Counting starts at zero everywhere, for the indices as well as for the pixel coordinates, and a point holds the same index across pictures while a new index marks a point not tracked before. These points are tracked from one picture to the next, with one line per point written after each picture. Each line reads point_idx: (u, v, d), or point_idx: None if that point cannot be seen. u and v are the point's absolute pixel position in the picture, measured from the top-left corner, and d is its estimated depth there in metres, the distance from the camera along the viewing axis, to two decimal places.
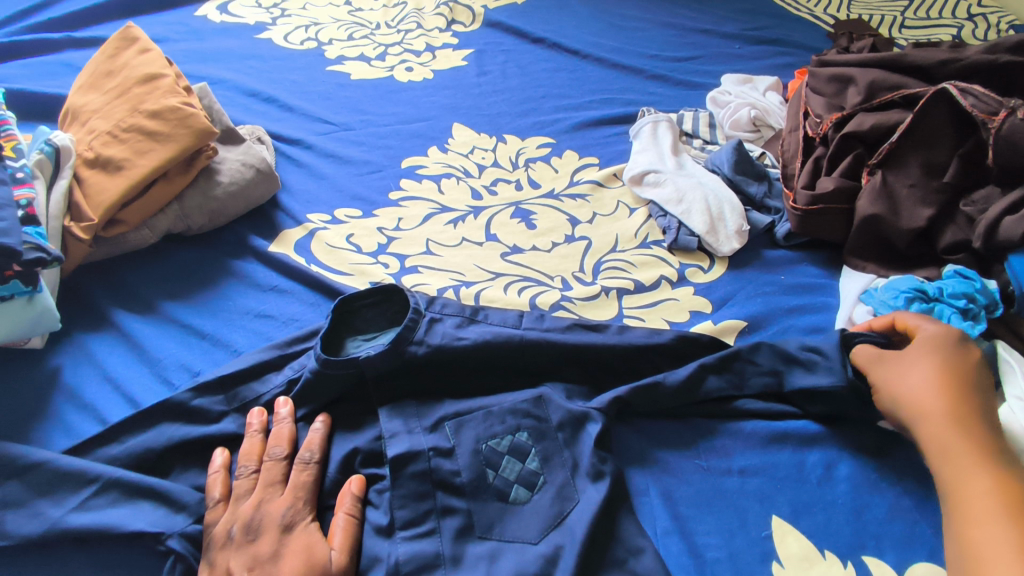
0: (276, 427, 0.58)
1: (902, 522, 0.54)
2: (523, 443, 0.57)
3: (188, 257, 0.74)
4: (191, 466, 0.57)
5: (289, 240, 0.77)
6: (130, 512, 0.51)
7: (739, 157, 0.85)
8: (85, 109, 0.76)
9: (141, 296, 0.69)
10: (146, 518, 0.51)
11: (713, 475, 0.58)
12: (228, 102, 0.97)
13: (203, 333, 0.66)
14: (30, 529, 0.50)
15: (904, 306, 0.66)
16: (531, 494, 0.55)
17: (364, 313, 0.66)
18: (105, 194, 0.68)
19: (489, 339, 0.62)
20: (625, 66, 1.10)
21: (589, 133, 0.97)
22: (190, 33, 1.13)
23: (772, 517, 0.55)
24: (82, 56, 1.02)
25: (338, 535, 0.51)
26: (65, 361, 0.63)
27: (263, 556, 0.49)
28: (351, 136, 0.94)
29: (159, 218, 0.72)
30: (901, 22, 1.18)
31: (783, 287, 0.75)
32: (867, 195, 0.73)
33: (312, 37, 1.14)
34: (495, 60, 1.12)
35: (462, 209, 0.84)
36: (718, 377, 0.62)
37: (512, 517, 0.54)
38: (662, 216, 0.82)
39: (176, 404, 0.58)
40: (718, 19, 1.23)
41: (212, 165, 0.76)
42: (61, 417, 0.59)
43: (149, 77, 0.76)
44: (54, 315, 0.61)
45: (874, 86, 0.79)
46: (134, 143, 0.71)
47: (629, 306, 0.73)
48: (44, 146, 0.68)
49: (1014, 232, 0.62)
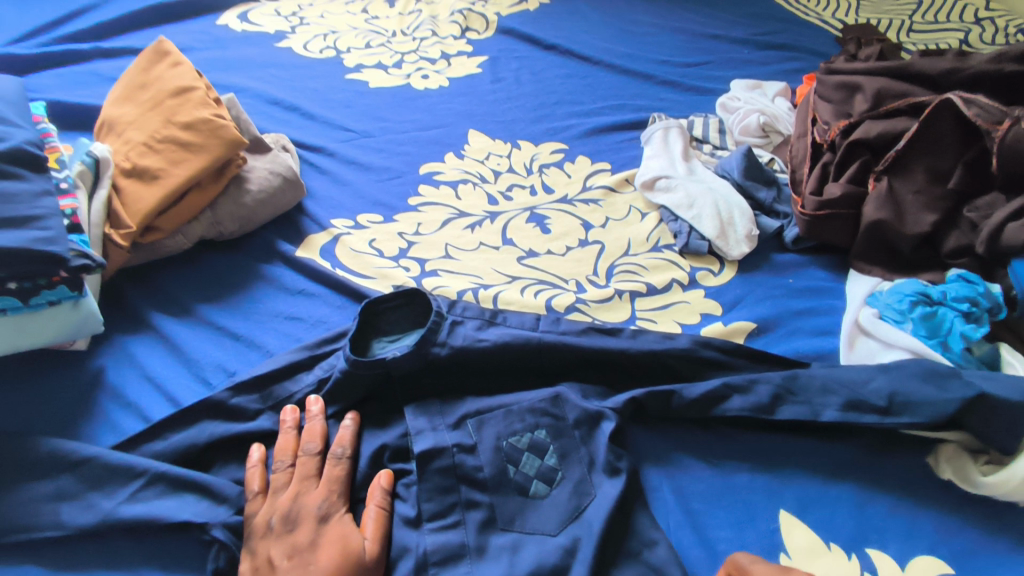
0: (308, 425, 0.61)
1: (904, 517, 0.57)
2: (543, 440, 0.60)
3: (221, 261, 0.77)
4: (229, 460, 0.60)
5: (315, 245, 0.80)
6: (175, 504, 0.55)
7: (749, 162, 0.87)
8: (120, 120, 0.79)
9: (176, 300, 0.73)
10: (190, 510, 0.54)
11: (725, 472, 0.61)
12: (253, 110, 1.01)
13: (236, 335, 0.70)
14: (83, 519, 0.53)
15: (908, 309, 0.69)
16: (550, 488, 0.58)
17: (389, 316, 0.69)
18: (143, 202, 0.71)
19: (508, 340, 0.65)
20: (636, 72, 1.12)
21: (601, 139, 1.00)
22: (213, 42, 1.16)
23: (780, 511, 0.58)
24: (111, 66, 1.05)
25: (370, 526, 0.54)
26: (107, 362, 0.67)
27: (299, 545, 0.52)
28: (372, 143, 0.97)
29: (194, 225, 0.76)
30: (908, 26, 1.21)
31: (791, 290, 0.78)
32: (873, 200, 0.75)
33: (331, 45, 1.17)
34: (509, 66, 1.15)
35: (479, 214, 0.87)
36: (741, 398, 0.62)
37: (532, 510, 0.57)
38: (673, 221, 0.85)
39: (215, 403, 0.62)
40: (727, 24, 1.25)
41: (242, 173, 0.80)
42: (106, 415, 0.62)
43: (181, 89, 0.79)
44: (98, 319, 0.65)
45: (880, 95, 0.82)
46: (169, 153, 0.74)
47: (642, 308, 0.76)
48: (85, 157, 0.71)
49: (1018, 238, 0.65)
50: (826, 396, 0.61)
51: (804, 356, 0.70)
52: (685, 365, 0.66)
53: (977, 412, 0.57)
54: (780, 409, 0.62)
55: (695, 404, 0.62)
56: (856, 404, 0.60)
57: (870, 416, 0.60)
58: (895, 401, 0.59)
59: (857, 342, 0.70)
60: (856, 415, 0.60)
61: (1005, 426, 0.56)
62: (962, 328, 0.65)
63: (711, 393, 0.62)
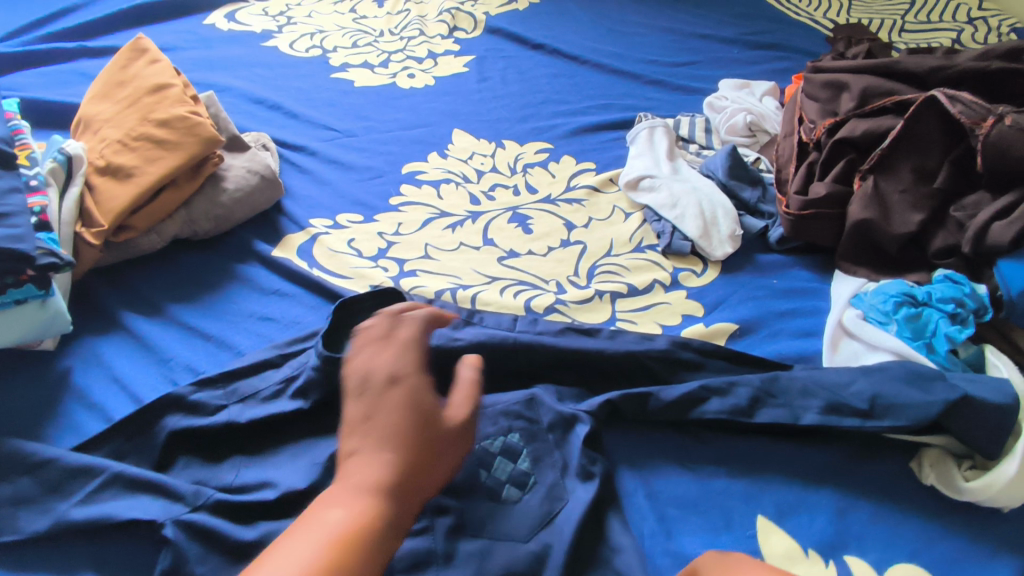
0: (404, 322, 0.52)
1: (885, 524, 0.56)
2: (516, 444, 0.59)
3: (195, 261, 0.76)
4: (192, 460, 0.58)
5: (292, 245, 0.79)
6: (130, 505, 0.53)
7: (734, 162, 0.86)
8: (96, 118, 0.78)
9: (147, 300, 0.72)
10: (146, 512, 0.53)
11: (702, 477, 0.59)
12: (235, 109, 1.00)
13: (207, 335, 0.69)
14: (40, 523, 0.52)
15: (893, 310, 0.68)
16: (522, 493, 0.57)
17: (364, 316, 0.68)
18: (115, 200, 0.70)
19: (483, 340, 0.64)
20: (624, 71, 1.11)
21: (587, 139, 0.99)
22: (199, 41, 1.16)
23: (757, 517, 0.56)
24: (94, 65, 1.05)
25: (460, 394, 0.51)
26: (75, 363, 0.66)
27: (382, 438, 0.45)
28: (354, 142, 0.96)
29: (168, 224, 0.75)
30: (900, 26, 1.19)
31: (775, 291, 0.76)
32: (859, 200, 0.74)
33: (317, 44, 1.17)
34: (496, 66, 1.14)
35: (461, 214, 0.86)
36: (720, 401, 0.61)
37: (502, 516, 0.55)
38: (656, 221, 0.84)
39: (177, 398, 0.60)
40: (718, 24, 1.24)
41: (219, 171, 0.79)
42: (70, 417, 0.61)
43: (158, 87, 0.78)
44: (66, 317, 0.64)
45: (867, 93, 0.80)
46: (144, 151, 0.73)
47: (622, 309, 0.75)
48: (57, 155, 0.70)
49: (1003, 237, 0.64)
50: (806, 399, 0.60)
51: (786, 359, 0.69)
52: (664, 366, 0.65)
53: (963, 416, 0.55)
54: (759, 412, 0.60)
55: (672, 407, 0.61)
56: (836, 407, 0.59)
57: (851, 419, 0.58)
58: (877, 404, 0.58)
59: (840, 344, 0.69)
60: (836, 419, 0.59)
61: (990, 430, 0.55)
62: (946, 329, 0.63)
63: (688, 395, 0.61)
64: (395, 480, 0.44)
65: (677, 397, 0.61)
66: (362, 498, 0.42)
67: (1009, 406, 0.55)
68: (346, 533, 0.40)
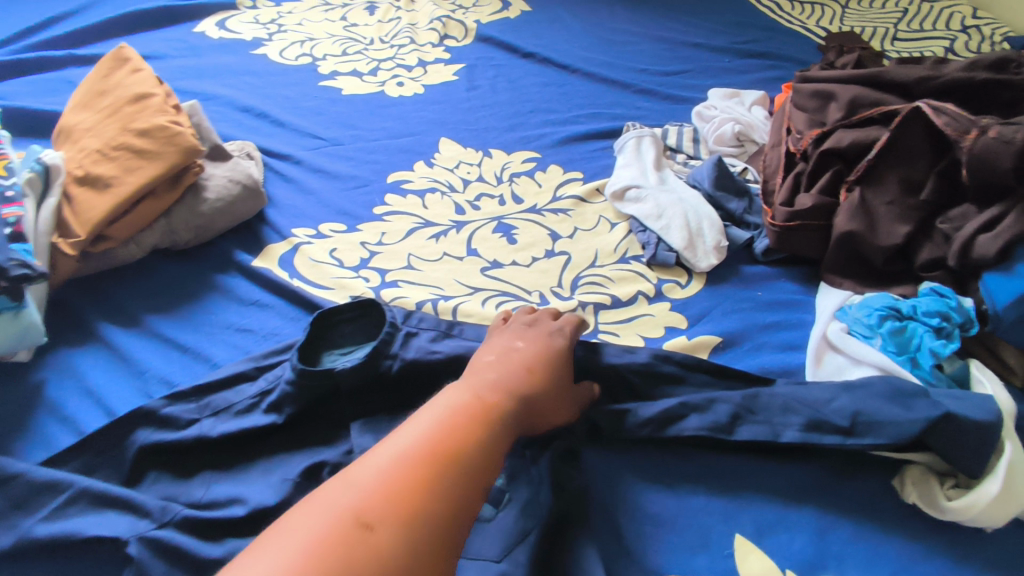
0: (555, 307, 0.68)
1: (865, 543, 0.55)
2: None
3: (175, 271, 0.76)
4: (162, 475, 0.58)
5: (274, 255, 0.79)
6: (96, 522, 0.52)
7: (720, 172, 0.85)
8: (77, 128, 0.78)
9: (125, 311, 0.71)
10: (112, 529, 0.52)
11: (680, 494, 0.58)
12: (222, 118, 0.99)
13: (184, 347, 0.68)
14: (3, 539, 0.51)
15: (877, 324, 0.67)
16: (496, 511, 0.56)
17: (342, 328, 0.67)
18: (93, 210, 0.70)
19: (459, 353, 0.63)
20: (614, 80, 1.11)
21: (575, 148, 0.98)
22: (189, 49, 1.16)
23: (735, 535, 0.55)
24: (83, 73, 1.05)
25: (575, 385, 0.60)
26: (49, 375, 0.65)
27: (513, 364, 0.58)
28: (340, 151, 0.96)
29: (147, 234, 0.75)
30: (893, 34, 1.19)
31: (759, 303, 0.75)
32: (844, 211, 0.73)
33: (307, 52, 1.16)
34: (486, 74, 1.13)
35: (445, 224, 0.86)
36: (699, 418, 0.60)
37: (475, 535, 0.54)
38: (642, 231, 0.83)
39: (149, 412, 0.60)
40: (709, 33, 1.24)
41: (200, 181, 0.78)
42: (42, 431, 0.60)
43: (139, 96, 0.78)
44: (40, 330, 0.63)
45: (854, 103, 0.80)
46: (123, 161, 0.73)
47: (605, 321, 0.74)
48: (35, 164, 0.70)
49: (989, 251, 0.62)
50: (786, 416, 0.59)
51: (769, 372, 0.68)
52: (645, 381, 0.64)
53: (938, 432, 0.54)
54: (737, 429, 0.59)
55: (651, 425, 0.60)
56: (816, 424, 0.58)
57: (830, 437, 0.57)
58: (859, 421, 0.56)
59: (825, 358, 0.68)
60: (816, 436, 0.57)
61: (969, 448, 0.54)
62: (931, 344, 0.62)
63: (667, 412, 0.60)
64: (526, 395, 0.55)
65: (654, 416, 0.60)
66: (494, 392, 0.54)
67: (987, 425, 0.53)
68: (483, 411, 0.51)
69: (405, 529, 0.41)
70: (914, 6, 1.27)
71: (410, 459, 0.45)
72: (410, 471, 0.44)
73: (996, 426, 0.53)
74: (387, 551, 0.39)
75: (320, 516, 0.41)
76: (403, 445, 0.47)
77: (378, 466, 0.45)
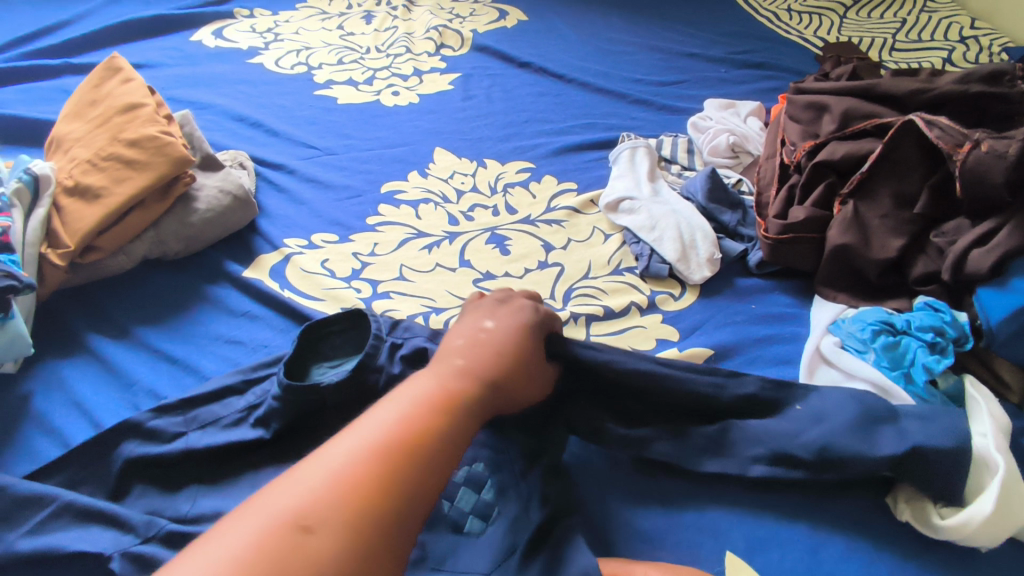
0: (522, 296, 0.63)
1: (859, 561, 0.54)
2: (479, 474, 0.58)
3: (165, 281, 0.76)
4: (147, 488, 0.57)
5: (265, 265, 0.78)
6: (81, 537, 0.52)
7: (713, 184, 0.85)
8: (68, 137, 0.78)
9: (115, 322, 0.71)
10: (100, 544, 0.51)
11: (671, 510, 0.58)
12: (216, 127, 0.99)
13: (172, 358, 0.68)
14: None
15: (871, 338, 0.66)
16: (485, 525, 0.55)
17: (332, 339, 0.67)
18: (83, 221, 0.70)
19: None
20: (609, 90, 1.11)
21: (569, 158, 0.98)
22: (184, 58, 1.16)
23: (726, 552, 0.55)
24: (78, 82, 1.05)
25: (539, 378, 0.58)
26: (36, 387, 0.64)
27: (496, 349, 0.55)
28: (334, 161, 0.95)
29: (136, 244, 0.74)
30: (890, 45, 1.18)
31: (753, 316, 0.75)
32: (838, 224, 0.73)
33: (303, 61, 1.17)
34: (481, 84, 1.13)
35: (438, 234, 0.85)
36: (665, 443, 0.60)
37: (464, 550, 0.53)
38: (635, 243, 0.83)
39: (134, 424, 0.59)
40: (706, 43, 1.24)
41: (191, 191, 0.78)
42: (27, 443, 0.60)
43: (130, 106, 0.78)
44: (27, 341, 0.63)
45: (847, 115, 0.79)
46: (113, 171, 0.72)
47: (597, 333, 0.73)
48: (23, 174, 0.69)
49: (982, 265, 0.62)
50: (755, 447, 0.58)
51: None
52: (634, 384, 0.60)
53: (908, 459, 0.54)
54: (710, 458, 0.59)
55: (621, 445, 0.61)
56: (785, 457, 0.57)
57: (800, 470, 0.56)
58: (824, 456, 0.56)
59: (818, 371, 0.67)
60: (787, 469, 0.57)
61: (944, 473, 0.53)
62: (925, 359, 0.62)
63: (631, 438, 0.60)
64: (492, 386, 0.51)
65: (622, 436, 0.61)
66: (460, 381, 0.50)
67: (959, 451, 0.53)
68: (445, 399, 0.47)
69: (354, 527, 0.37)
70: (911, 17, 1.27)
71: (366, 451, 0.41)
72: (367, 469, 0.40)
73: (966, 450, 0.53)
74: (330, 554, 0.36)
75: (266, 516, 0.37)
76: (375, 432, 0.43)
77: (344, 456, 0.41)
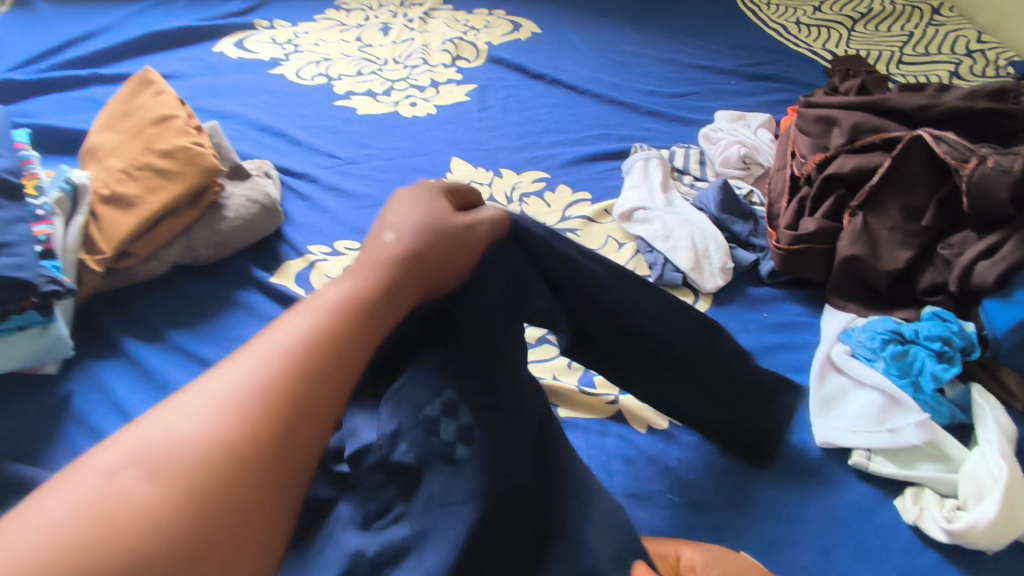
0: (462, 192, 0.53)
1: (867, 562, 0.56)
2: (454, 399, 0.49)
3: (195, 286, 0.78)
4: None
5: (290, 272, 0.81)
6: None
7: (725, 196, 0.87)
8: (102, 147, 0.81)
9: (148, 323, 0.74)
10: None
11: (686, 511, 0.60)
12: (240, 136, 1.02)
13: (204, 361, 0.70)
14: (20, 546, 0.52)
15: (880, 347, 0.68)
16: (471, 450, 0.48)
17: None
18: (118, 228, 0.72)
19: None
20: (622, 102, 1.13)
21: (583, 168, 1.01)
22: (208, 68, 1.19)
23: (740, 553, 0.57)
24: (106, 92, 1.08)
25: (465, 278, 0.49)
26: (75, 388, 0.67)
27: (393, 276, 0.44)
28: (355, 170, 0.98)
29: (168, 250, 0.77)
30: (898, 58, 1.21)
31: (764, 324, 0.77)
32: (847, 236, 0.75)
33: (323, 72, 1.19)
34: (497, 95, 1.16)
35: None
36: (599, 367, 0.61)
37: (455, 483, 0.47)
38: (649, 251, 0.85)
39: None
40: (716, 55, 1.26)
41: (220, 200, 0.81)
42: (68, 442, 0.62)
43: (162, 117, 0.81)
44: (67, 342, 0.67)
45: (856, 128, 0.81)
46: (145, 180, 0.75)
47: None
48: (64, 184, 0.72)
49: (988, 277, 0.64)
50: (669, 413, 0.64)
51: None
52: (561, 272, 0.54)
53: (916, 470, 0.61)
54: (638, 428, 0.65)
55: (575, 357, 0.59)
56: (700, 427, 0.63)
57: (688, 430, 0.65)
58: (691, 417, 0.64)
59: (828, 377, 0.69)
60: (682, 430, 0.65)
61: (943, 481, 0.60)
62: (932, 368, 0.64)
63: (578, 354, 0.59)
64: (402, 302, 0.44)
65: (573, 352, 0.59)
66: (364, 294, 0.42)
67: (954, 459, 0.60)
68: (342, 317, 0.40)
69: (195, 495, 0.30)
70: (919, 30, 1.29)
71: (233, 383, 0.34)
72: (220, 402, 0.33)
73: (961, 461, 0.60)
74: (154, 501, 0.29)
75: (82, 484, 0.29)
76: (206, 396, 0.33)
77: (167, 426, 0.32)
